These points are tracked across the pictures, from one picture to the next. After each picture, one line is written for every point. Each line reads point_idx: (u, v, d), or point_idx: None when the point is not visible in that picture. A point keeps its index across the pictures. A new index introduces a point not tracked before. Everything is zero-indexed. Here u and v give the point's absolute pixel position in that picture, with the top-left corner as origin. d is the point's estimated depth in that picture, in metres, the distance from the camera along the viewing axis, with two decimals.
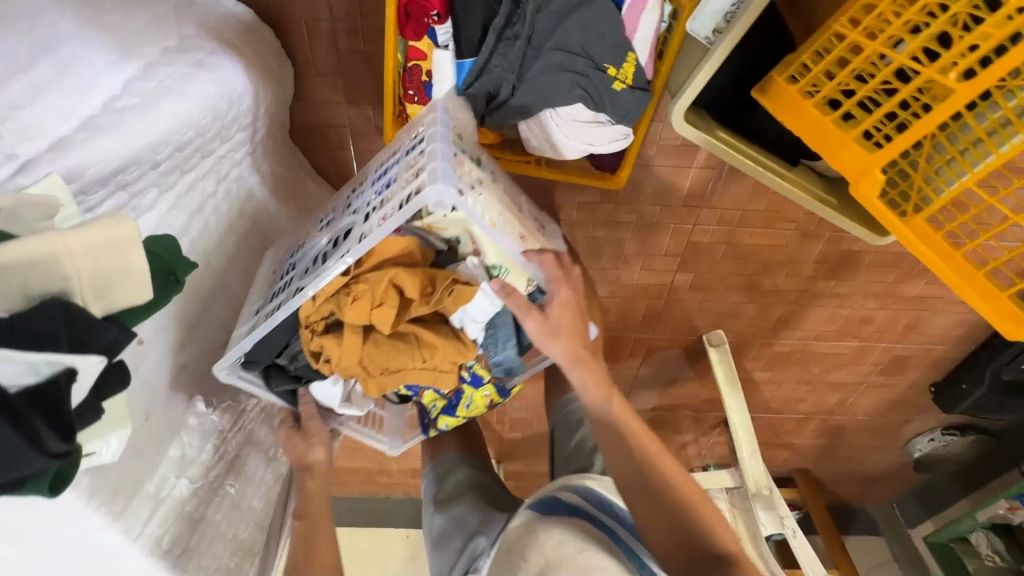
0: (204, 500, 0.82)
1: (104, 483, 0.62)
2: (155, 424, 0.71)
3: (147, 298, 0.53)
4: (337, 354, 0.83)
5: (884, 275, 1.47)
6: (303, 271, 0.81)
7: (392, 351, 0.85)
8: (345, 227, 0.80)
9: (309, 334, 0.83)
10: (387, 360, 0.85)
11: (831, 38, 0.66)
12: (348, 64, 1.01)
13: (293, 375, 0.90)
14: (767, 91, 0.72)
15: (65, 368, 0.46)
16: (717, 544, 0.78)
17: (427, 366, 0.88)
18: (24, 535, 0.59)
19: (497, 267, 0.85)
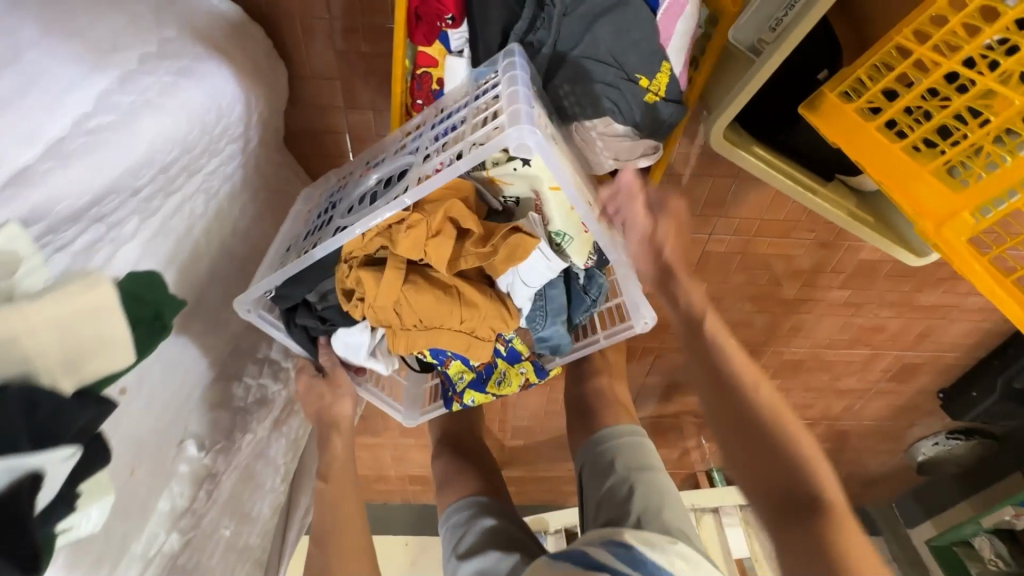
0: (197, 548, 0.75)
1: (84, 555, 0.54)
2: (142, 476, 0.64)
3: (128, 362, 0.47)
4: (373, 292, 0.62)
5: (900, 285, 1.42)
6: (347, 210, 0.66)
7: (432, 302, 0.64)
8: (401, 165, 0.65)
9: (347, 269, 0.63)
10: (423, 311, 0.64)
11: (892, 51, 0.60)
12: (347, 66, 0.93)
13: (320, 317, 0.69)
14: (816, 107, 0.64)
15: (28, 472, 0.40)
16: (818, 486, 0.54)
17: (461, 330, 0.68)
18: None
19: (560, 234, 0.67)
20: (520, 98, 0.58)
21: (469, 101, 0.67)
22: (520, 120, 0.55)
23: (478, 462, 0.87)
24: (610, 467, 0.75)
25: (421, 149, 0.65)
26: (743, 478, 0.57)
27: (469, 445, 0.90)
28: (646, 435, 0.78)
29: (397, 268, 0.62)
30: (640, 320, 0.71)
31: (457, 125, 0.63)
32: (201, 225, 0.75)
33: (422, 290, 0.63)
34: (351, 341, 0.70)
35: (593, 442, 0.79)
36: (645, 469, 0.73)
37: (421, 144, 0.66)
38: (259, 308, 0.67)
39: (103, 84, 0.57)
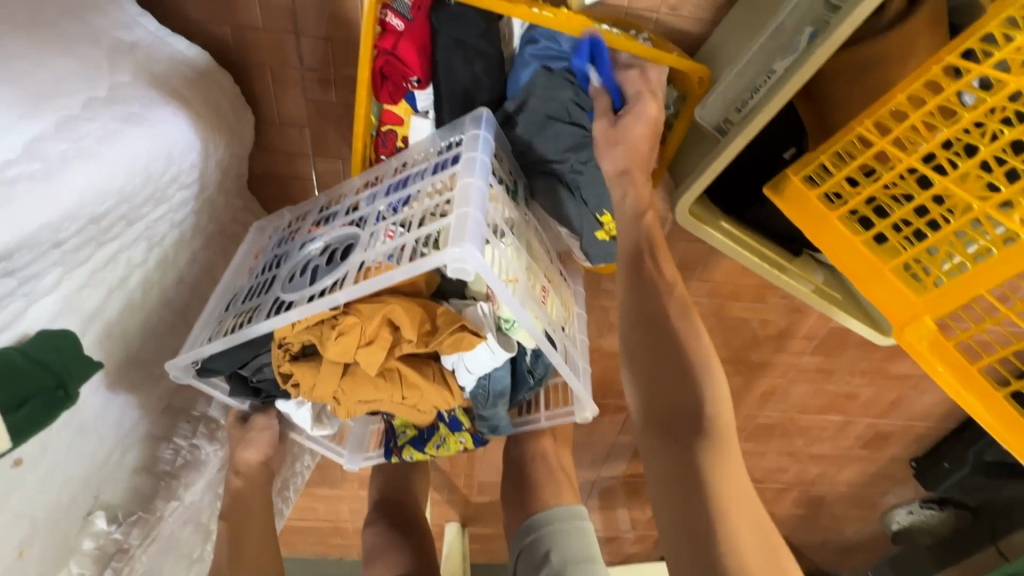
0: None
1: None
2: (34, 558, 0.57)
3: None
4: (310, 386, 0.62)
5: (872, 353, 1.42)
6: (287, 279, 0.62)
7: (371, 391, 0.62)
8: (346, 238, 0.62)
9: (281, 358, 0.62)
10: (362, 398, 0.63)
11: (853, 140, 0.60)
12: (317, 116, 0.92)
13: (254, 388, 0.67)
14: (781, 190, 0.64)
15: None
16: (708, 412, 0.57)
17: (405, 406, 0.66)
18: None
19: (508, 321, 0.64)
20: (471, 197, 0.56)
21: (426, 171, 0.64)
22: (465, 238, 0.52)
23: (416, 537, 0.81)
24: (546, 558, 0.64)
25: (372, 223, 0.62)
26: (652, 397, 0.60)
27: (411, 521, 0.84)
28: (583, 524, 0.66)
29: (328, 362, 0.60)
30: (581, 412, 0.68)
31: (410, 202, 0.61)
32: (138, 275, 0.71)
33: (358, 380, 0.61)
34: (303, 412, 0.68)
35: (526, 530, 0.69)
36: (581, 561, 0.62)
37: (372, 214, 0.63)
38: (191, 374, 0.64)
39: (34, 129, 0.54)
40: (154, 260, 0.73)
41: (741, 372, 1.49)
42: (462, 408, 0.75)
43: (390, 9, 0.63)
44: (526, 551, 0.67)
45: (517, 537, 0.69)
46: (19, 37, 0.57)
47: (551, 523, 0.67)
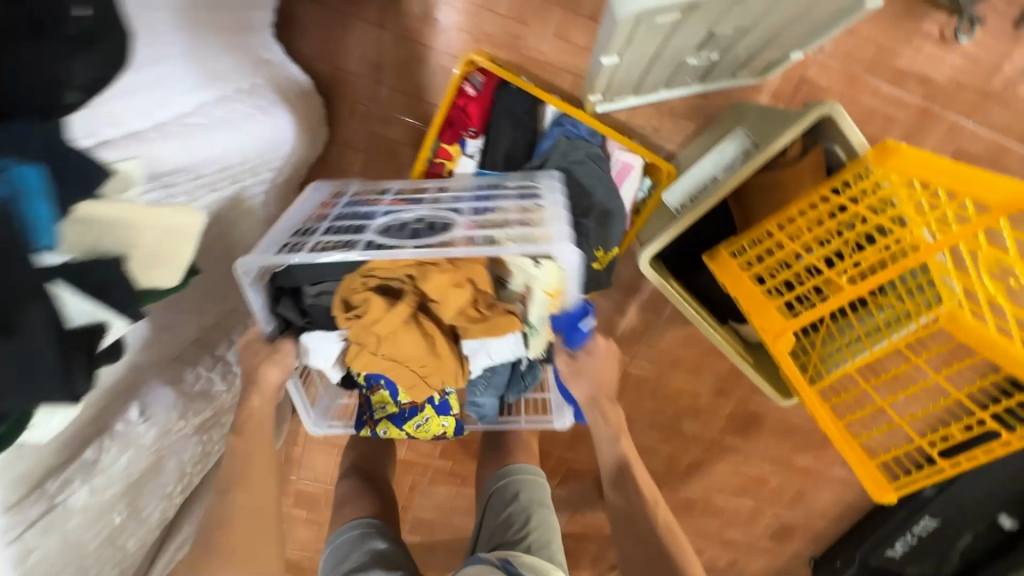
0: (90, 519, 0.74)
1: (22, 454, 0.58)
2: (87, 418, 0.67)
3: (170, 284, 0.50)
4: (377, 316, 0.76)
5: (780, 441, 1.65)
6: (379, 230, 0.78)
7: (415, 342, 0.80)
8: (440, 218, 0.80)
9: (362, 281, 0.78)
10: (401, 346, 0.80)
11: (762, 232, 0.89)
12: (376, 146, 1.16)
13: (301, 309, 0.81)
14: (715, 259, 0.93)
15: (99, 319, 0.43)
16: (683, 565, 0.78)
17: (418, 371, 0.83)
18: None
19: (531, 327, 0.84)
20: (564, 220, 0.75)
21: (512, 195, 0.83)
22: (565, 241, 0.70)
23: (383, 496, 0.92)
24: (512, 499, 0.81)
25: (460, 215, 0.80)
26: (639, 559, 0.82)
27: (379, 484, 0.95)
28: (546, 482, 0.83)
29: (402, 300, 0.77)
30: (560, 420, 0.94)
31: (494, 209, 0.80)
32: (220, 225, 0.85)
33: (411, 330, 0.79)
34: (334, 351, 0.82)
35: (499, 476, 0.85)
36: (540, 503, 0.79)
37: (463, 209, 0.81)
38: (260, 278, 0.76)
39: (204, 97, 0.74)
40: (229, 219, 0.88)
41: (671, 442, 1.68)
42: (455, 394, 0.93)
43: (468, 82, 0.92)
44: (494, 494, 0.84)
45: (490, 483, 0.86)
46: (212, 36, 0.78)
47: (521, 473, 0.84)
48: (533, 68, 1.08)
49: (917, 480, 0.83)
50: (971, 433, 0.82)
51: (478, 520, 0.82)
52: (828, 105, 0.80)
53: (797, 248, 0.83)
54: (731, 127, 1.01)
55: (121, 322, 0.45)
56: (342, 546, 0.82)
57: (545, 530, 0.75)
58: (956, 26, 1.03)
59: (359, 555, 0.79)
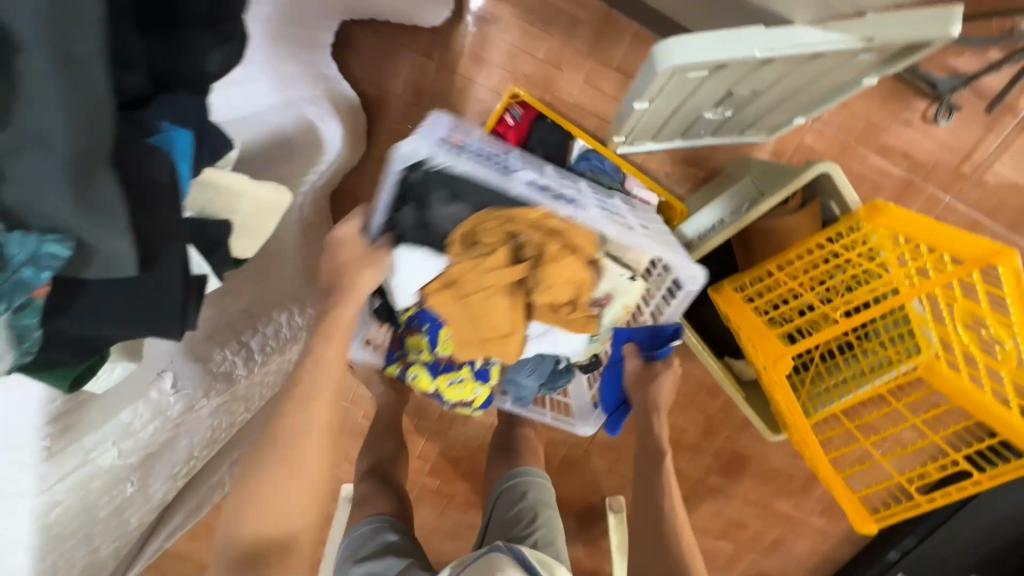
0: (108, 482, 0.76)
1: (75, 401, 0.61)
2: (130, 379, 0.71)
3: (247, 256, 0.56)
4: (492, 264, 0.85)
5: (761, 484, 1.70)
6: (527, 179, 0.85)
7: (498, 307, 0.88)
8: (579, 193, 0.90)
9: (499, 224, 0.83)
10: (484, 305, 0.87)
11: (764, 270, 0.99)
12: None
13: (421, 217, 0.83)
14: (719, 292, 1.01)
15: (203, 274, 0.48)
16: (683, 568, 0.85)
17: (478, 330, 0.90)
18: None
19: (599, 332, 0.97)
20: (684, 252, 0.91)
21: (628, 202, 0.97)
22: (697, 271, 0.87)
23: (387, 493, 0.95)
24: (520, 498, 0.90)
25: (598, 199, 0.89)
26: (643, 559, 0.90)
27: (383, 482, 0.97)
28: (551, 483, 0.91)
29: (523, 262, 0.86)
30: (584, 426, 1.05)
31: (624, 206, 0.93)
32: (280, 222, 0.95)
33: (501, 297, 0.88)
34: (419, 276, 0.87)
35: (508, 478, 0.95)
36: (544, 503, 0.88)
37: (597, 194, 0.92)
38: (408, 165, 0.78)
39: (276, 102, 0.86)
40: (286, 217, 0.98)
41: None
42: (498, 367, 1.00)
43: (508, 113, 1.02)
44: (503, 493, 0.92)
45: (499, 485, 0.95)
46: (292, 52, 0.90)
47: (529, 475, 0.94)
48: (563, 109, 1.19)
49: (897, 514, 0.89)
50: (946, 472, 0.89)
51: (487, 519, 0.90)
52: (826, 164, 0.90)
53: (796, 288, 0.92)
54: (737, 177, 1.12)
55: (220, 275, 0.50)
56: (357, 538, 0.90)
57: (547, 526, 0.83)
58: (937, 110, 1.18)
59: (372, 545, 0.86)
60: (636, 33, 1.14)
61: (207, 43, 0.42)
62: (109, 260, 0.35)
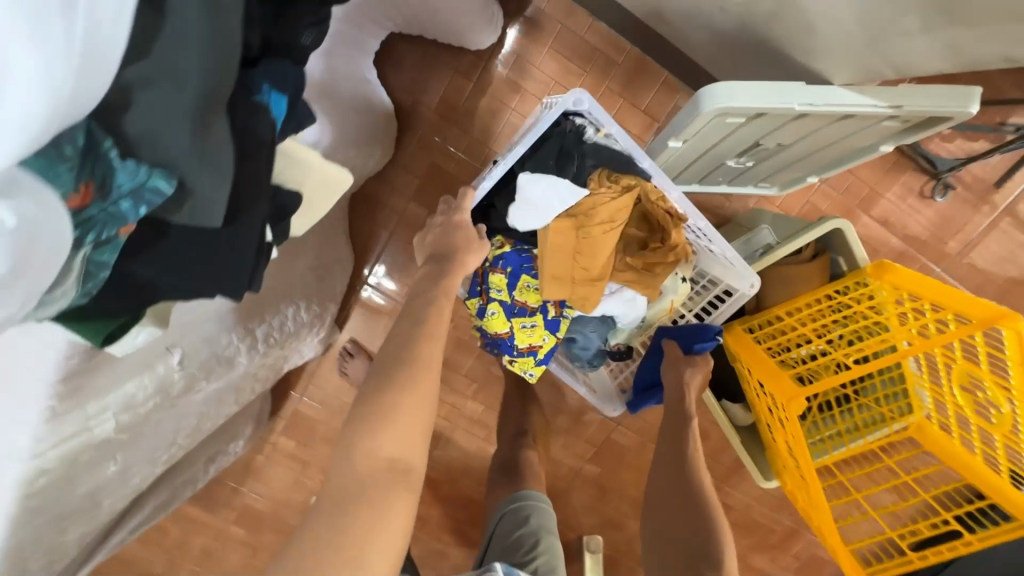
0: (94, 457, 0.72)
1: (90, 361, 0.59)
2: (144, 349, 0.68)
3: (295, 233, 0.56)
4: (612, 210, 0.86)
5: (742, 537, 1.68)
6: None
7: (595, 250, 0.87)
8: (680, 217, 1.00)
9: (628, 189, 0.87)
10: (583, 247, 0.87)
11: (774, 315, 1.03)
12: (432, 175, 1.27)
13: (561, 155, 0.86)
14: (728, 331, 1.04)
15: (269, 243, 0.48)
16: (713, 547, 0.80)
17: (572, 263, 0.88)
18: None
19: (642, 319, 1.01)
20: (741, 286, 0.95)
21: None
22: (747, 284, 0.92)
23: None
24: (524, 520, 0.90)
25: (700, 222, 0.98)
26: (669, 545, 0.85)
27: None
28: (553, 509, 0.91)
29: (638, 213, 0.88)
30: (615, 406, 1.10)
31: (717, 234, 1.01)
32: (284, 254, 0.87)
33: (602, 239, 0.87)
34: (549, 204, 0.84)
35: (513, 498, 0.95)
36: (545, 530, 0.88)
37: None
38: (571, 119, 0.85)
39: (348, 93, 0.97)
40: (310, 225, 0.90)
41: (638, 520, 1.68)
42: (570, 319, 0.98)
43: None
44: (506, 516, 0.93)
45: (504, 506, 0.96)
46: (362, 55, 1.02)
47: (533, 499, 0.94)
48: None
49: (888, 569, 0.89)
50: (936, 531, 0.90)
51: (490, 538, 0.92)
52: (840, 221, 0.95)
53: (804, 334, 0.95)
54: (748, 226, 1.17)
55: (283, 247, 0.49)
56: None
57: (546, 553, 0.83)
58: (934, 187, 1.27)
59: None
60: (665, 82, 1.20)
61: (304, 18, 0.44)
62: (206, 200, 0.35)
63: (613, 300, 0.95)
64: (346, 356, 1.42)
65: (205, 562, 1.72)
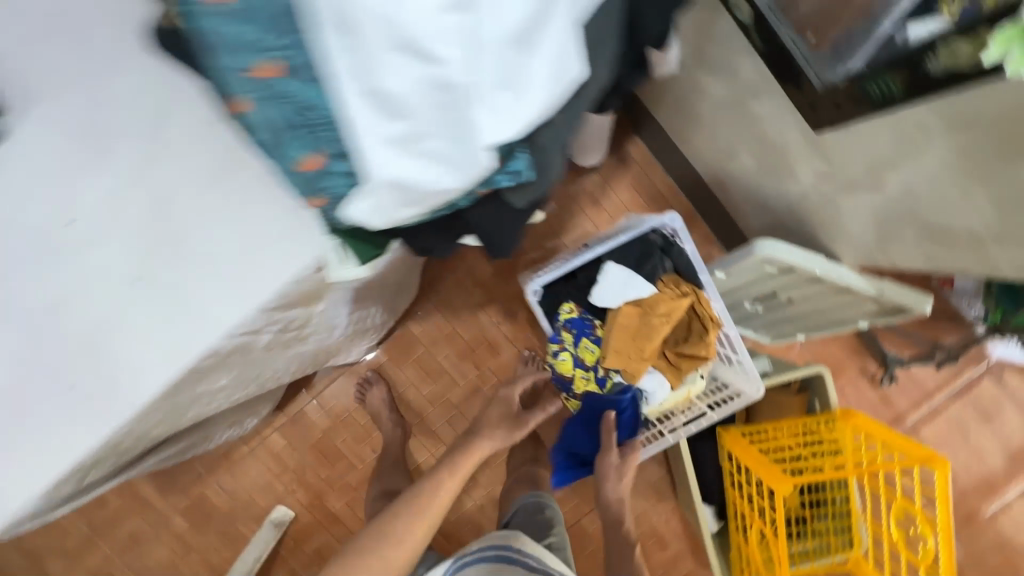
0: (233, 361, 0.84)
1: (310, 282, 0.76)
2: (322, 291, 0.85)
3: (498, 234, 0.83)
4: (672, 304, 1.00)
5: None
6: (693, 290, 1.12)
7: (650, 338, 1.02)
8: None
9: (686, 290, 1.03)
10: (642, 335, 1.02)
11: (763, 427, 1.26)
12: (508, 245, 1.55)
13: (640, 259, 1.04)
14: (726, 430, 1.27)
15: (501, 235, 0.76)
16: None
17: (632, 348, 1.03)
18: (249, 254, 0.71)
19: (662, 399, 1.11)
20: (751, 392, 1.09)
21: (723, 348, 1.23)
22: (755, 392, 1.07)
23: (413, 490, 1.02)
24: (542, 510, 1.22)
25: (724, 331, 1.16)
26: None
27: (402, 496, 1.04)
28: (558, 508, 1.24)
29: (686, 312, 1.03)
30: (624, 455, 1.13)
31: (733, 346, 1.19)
32: (339, 291, 0.93)
33: (657, 330, 1.02)
34: (628, 291, 1.02)
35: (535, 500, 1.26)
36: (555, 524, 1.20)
37: None
38: (653, 229, 1.04)
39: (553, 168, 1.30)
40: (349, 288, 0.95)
41: None
42: (615, 381, 1.08)
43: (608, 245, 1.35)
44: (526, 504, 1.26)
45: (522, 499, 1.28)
46: None
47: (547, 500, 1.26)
48: None
49: None
50: None
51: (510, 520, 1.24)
52: (820, 367, 1.23)
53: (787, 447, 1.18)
54: None
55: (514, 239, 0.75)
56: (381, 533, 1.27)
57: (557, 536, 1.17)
58: (882, 376, 1.59)
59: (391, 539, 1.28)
60: (704, 233, 1.55)
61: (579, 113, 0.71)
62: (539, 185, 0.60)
63: (648, 378, 1.07)
64: (364, 385, 1.56)
65: (132, 548, 1.66)
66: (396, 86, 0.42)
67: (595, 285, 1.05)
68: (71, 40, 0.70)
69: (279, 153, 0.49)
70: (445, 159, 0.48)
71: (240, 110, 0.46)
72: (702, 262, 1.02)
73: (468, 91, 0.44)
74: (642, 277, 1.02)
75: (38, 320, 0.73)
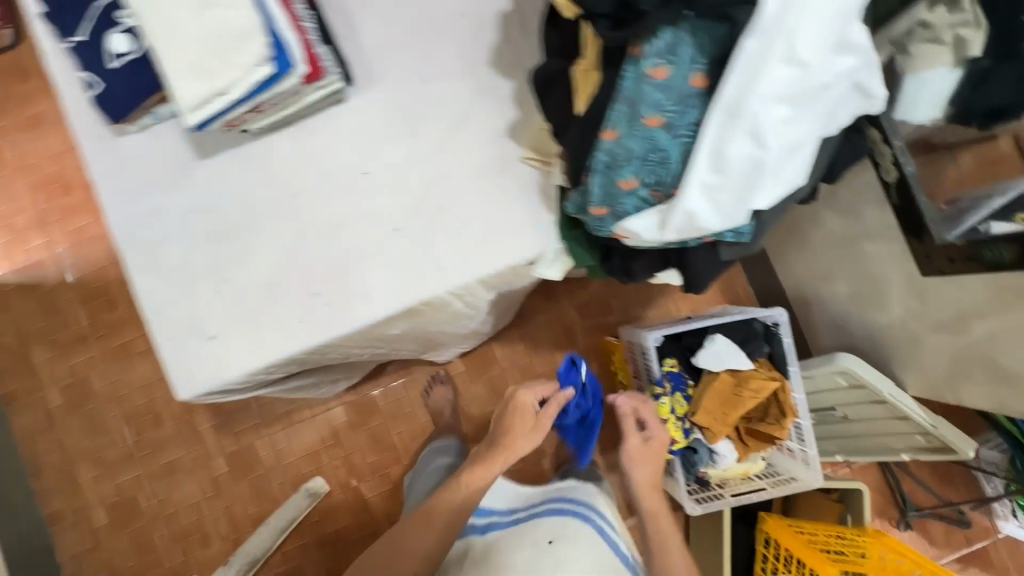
0: (422, 317, 1.01)
1: (516, 270, 0.96)
2: (506, 284, 1.04)
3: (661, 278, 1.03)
4: (761, 383, 1.19)
5: None
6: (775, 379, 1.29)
7: (736, 405, 1.19)
8: None
9: (774, 375, 1.21)
10: (730, 401, 1.19)
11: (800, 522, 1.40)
12: (598, 302, 1.75)
13: (743, 338, 1.23)
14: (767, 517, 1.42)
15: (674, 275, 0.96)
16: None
17: (719, 410, 1.20)
18: (489, 235, 0.92)
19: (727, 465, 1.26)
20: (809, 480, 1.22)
21: None
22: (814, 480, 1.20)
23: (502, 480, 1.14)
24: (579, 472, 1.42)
25: None
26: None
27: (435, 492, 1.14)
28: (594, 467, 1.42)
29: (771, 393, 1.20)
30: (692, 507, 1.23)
31: None
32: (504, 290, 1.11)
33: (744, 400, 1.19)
34: (728, 361, 1.21)
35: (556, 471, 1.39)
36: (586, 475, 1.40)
37: None
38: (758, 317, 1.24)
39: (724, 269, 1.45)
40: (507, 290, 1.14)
41: None
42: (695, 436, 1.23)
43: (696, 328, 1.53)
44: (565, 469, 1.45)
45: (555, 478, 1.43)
46: None
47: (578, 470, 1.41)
48: None
49: None
50: None
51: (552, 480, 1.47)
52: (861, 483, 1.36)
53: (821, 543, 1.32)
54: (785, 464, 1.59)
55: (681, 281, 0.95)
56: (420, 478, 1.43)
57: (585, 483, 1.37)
58: (898, 521, 1.71)
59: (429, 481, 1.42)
60: None
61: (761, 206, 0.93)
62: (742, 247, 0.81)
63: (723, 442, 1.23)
64: (433, 385, 1.69)
65: (166, 476, 1.71)
66: (732, 155, 0.63)
67: (700, 349, 1.23)
68: (416, 52, 0.95)
69: (611, 171, 0.70)
70: (738, 208, 0.68)
71: (609, 136, 0.68)
72: (794, 355, 1.21)
73: (766, 171, 0.65)
74: (742, 353, 1.21)
75: (311, 235, 0.91)
